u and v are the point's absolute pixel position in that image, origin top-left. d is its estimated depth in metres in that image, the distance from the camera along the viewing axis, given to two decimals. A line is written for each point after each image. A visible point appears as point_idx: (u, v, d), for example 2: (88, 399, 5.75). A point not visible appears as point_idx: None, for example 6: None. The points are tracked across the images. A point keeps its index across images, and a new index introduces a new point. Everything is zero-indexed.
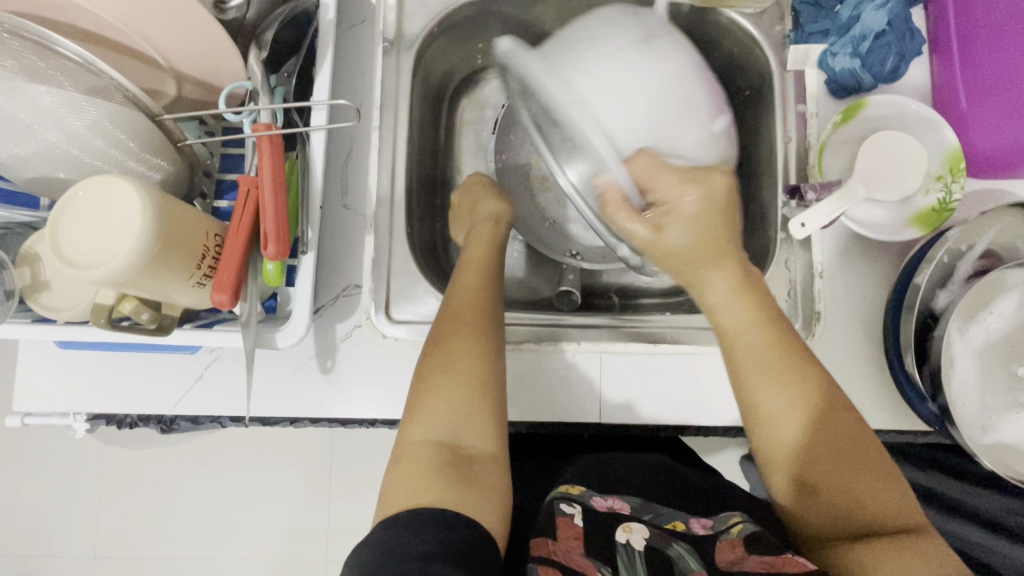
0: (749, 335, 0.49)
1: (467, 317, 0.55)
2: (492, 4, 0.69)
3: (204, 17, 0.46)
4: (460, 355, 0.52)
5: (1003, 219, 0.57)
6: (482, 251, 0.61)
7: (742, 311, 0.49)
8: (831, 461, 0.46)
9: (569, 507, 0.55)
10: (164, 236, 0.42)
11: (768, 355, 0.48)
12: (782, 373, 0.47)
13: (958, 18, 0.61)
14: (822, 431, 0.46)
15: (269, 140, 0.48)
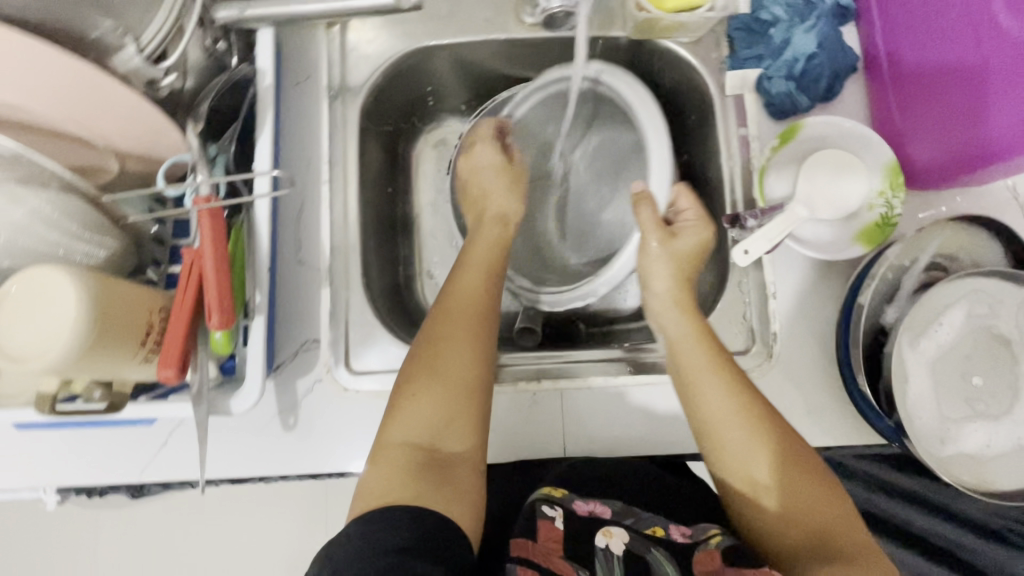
0: (699, 360, 0.56)
1: (469, 319, 0.58)
2: (435, 50, 0.70)
3: (136, 98, 0.47)
4: (455, 355, 0.55)
5: (944, 231, 0.58)
6: (489, 252, 0.64)
7: (693, 340, 0.57)
8: (783, 467, 0.50)
9: (550, 510, 0.53)
10: (103, 322, 0.43)
11: (717, 377, 0.54)
12: (720, 375, 0.54)
13: (885, 36, 0.62)
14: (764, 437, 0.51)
15: (209, 213, 0.49)
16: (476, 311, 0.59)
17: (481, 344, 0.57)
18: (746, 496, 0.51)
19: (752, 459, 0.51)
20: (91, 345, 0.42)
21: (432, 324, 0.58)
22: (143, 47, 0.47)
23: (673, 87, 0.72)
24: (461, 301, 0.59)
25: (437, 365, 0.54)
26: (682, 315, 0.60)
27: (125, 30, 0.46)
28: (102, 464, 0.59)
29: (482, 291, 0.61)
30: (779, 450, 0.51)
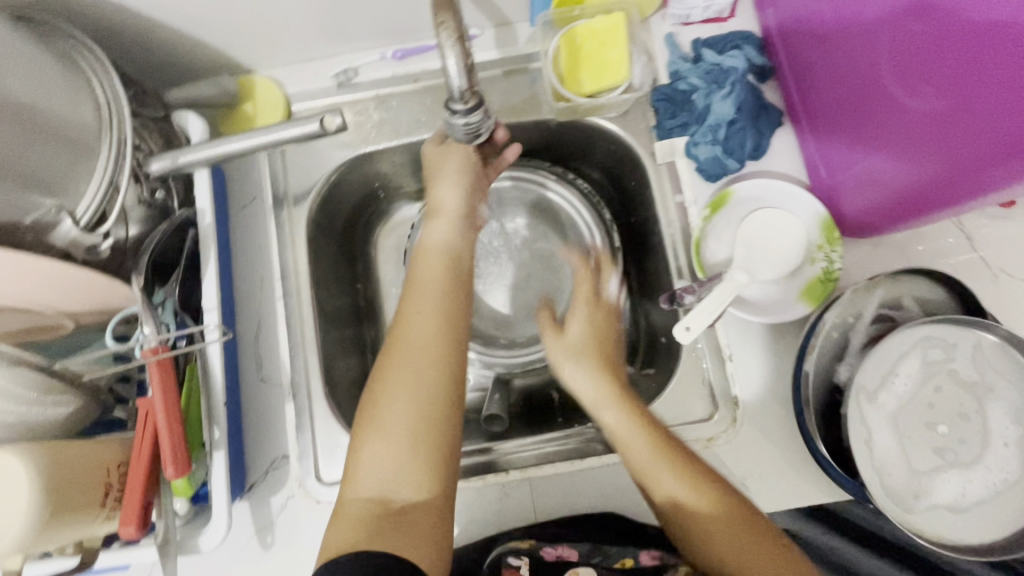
0: (620, 426, 0.59)
1: (423, 353, 0.55)
2: (374, 152, 0.73)
3: (78, 268, 0.50)
4: (408, 395, 0.53)
5: (886, 283, 0.58)
6: (441, 261, 0.61)
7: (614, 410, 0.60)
8: (707, 514, 0.54)
9: (517, 559, 0.57)
10: (57, 498, 0.45)
11: (638, 433, 0.58)
12: (679, 472, 0.55)
13: (798, 90, 0.64)
14: (680, 489, 0.55)
15: (158, 365, 0.51)
16: (434, 344, 0.56)
17: (439, 379, 0.55)
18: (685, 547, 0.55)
19: (680, 505, 0.55)
20: (48, 520, 0.44)
21: (384, 364, 0.56)
22: (79, 218, 0.51)
23: (609, 157, 0.74)
24: (414, 336, 0.56)
25: (389, 404, 0.53)
26: (602, 378, 0.63)
27: (61, 207, 0.49)
28: None
29: (438, 322, 0.57)
30: (699, 498, 0.55)
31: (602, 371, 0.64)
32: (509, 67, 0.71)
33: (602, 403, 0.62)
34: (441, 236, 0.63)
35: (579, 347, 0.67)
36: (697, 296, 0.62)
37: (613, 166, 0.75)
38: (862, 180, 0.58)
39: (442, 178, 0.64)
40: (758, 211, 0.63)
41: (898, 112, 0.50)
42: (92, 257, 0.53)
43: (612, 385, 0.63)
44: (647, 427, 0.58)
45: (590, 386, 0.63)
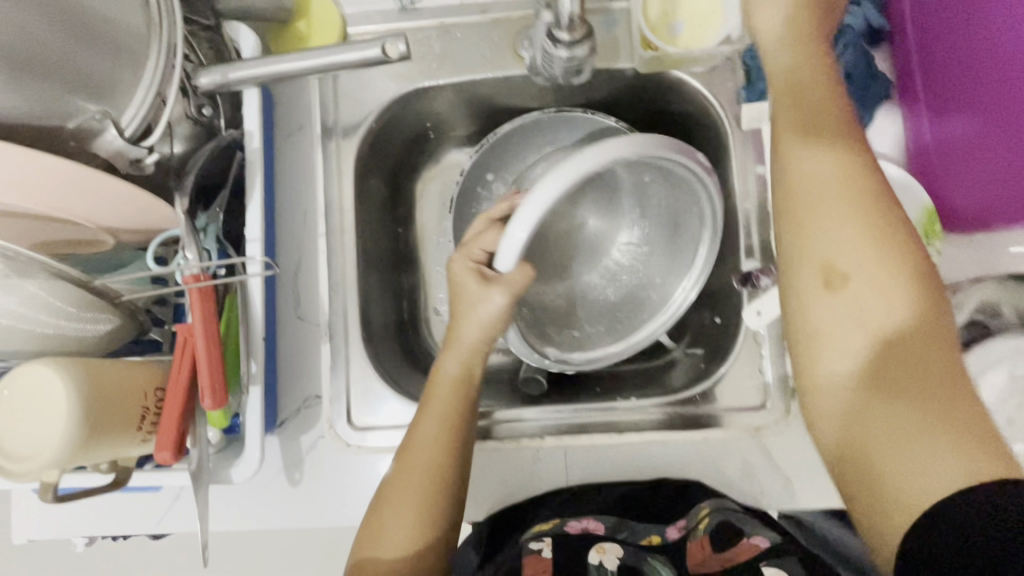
0: (831, 207, 0.41)
1: (422, 476, 0.54)
2: (430, 89, 0.68)
3: (126, 188, 0.47)
4: (403, 509, 0.54)
5: (983, 288, 0.54)
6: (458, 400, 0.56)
7: (850, 191, 0.41)
8: (909, 376, 0.37)
9: (538, 542, 0.59)
10: (96, 415, 0.44)
11: (863, 234, 0.40)
12: (876, 237, 0.40)
13: (919, 53, 0.55)
14: (903, 342, 0.38)
15: (199, 293, 0.49)
16: (438, 467, 0.54)
17: (441, 484, 0.54)
18: (825, 375, 0.40)
19: (849, 341, 0.39)
20: (86, 439, 0.44)
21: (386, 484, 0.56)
22: (124, 129, 0.47)
23: (685, 116, 0.68)
24: (416, 458, 0.55)
25: (391, 520, 0.54)
26: (826, 142, 0.43)
27: (106, 115, 0.46)
28: (114, 518, 0.61)
29: (448, 445, 0.55)
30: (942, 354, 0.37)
31: (828, 116, 0.43)
32: (588, 6, 0.64)
33: (799, 174, 0.43)
34: (457, 362, 0.57)
35: (793, 68, 0.45)
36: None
37: (688, 126, 0.69)
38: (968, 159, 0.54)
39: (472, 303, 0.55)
40: None
41: None
42: (136, 171, 0.50)
43: (858, 157, 0.42)
44: (881, 230, 0.40)
45: (827, 160, 0.42)
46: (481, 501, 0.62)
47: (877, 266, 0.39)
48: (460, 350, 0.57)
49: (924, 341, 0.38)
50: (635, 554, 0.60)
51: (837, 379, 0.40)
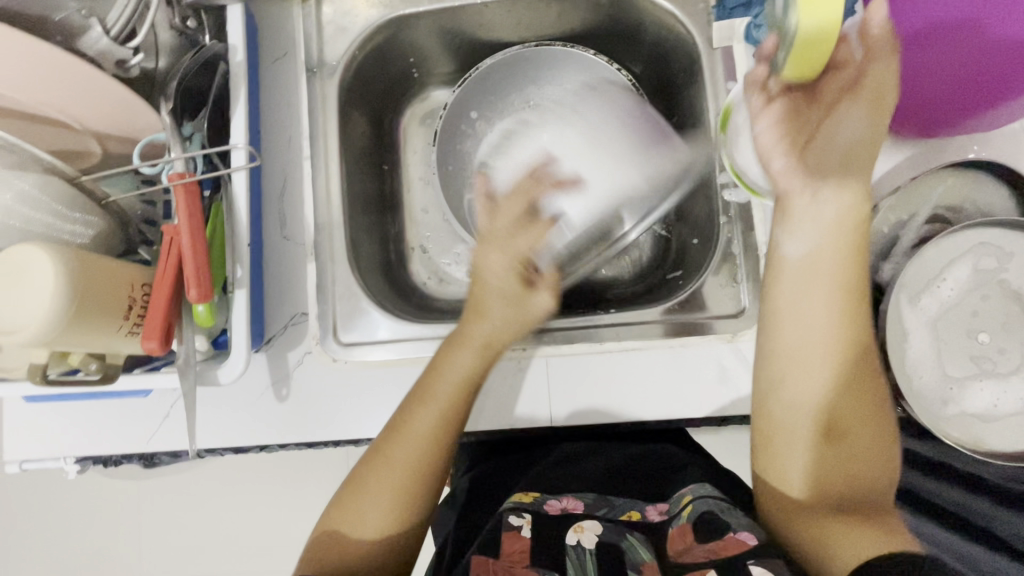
0: (815, 342, 0.51)
1: (421, 452, 0.56)
2: (411, 20, 0.69)
3: (112, 86, 0.48)
4: (393, 469, 0.56)
5: (945, 180, 0.56)
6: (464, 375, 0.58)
7: (836, 328, 0.50)
8: (857, 486, 0.50)
9: (518, 518, 0.57)
10: (83, 295, 0.45)
11: (838, 305, 0.50)
12: (851, 461, 0.51)
13: None
14: (856, 437, 0.51)
15: (183, 189, 0.51)
16: (434, 449, 0.57)
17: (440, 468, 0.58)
18: (779, 394, 0.52)
19: (812, 395, 0.51)
20: (70, 320, 0.44)
21: (372, 453, 0.57)
22: (109, 28, 0.48)
23: (660, 44, 0.70)
24: (410, 440, 0.57)
25: (381, 479, 0.56)
26: (817, 287, 0.50)
27: (91, 12, 0.47)
28: (109, 435, 0.62)
29: (442, 426, 0.57)
30: (872, 442, 0.51)
31: (848, 304, 0.50)
32: None
33: (783, 292, 0.52)
34: (470, 359, 0.58)
35: (801, 211, 0.50)
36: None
37: (663, 54, 0.71)
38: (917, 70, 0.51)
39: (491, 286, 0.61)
40: None
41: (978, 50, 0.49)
42: (121, 73, 0.51)
43: (853, 297, 0.50)
44: (852, 340, 0.50)
45: (820, 312, 0.50)
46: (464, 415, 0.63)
47: (835, 371, 0.51)
48: (476, 345, 0.59)
49: (864, 446, 0.51)
50: (615, 533, 0.56)
51: (800, 446, 0.51)
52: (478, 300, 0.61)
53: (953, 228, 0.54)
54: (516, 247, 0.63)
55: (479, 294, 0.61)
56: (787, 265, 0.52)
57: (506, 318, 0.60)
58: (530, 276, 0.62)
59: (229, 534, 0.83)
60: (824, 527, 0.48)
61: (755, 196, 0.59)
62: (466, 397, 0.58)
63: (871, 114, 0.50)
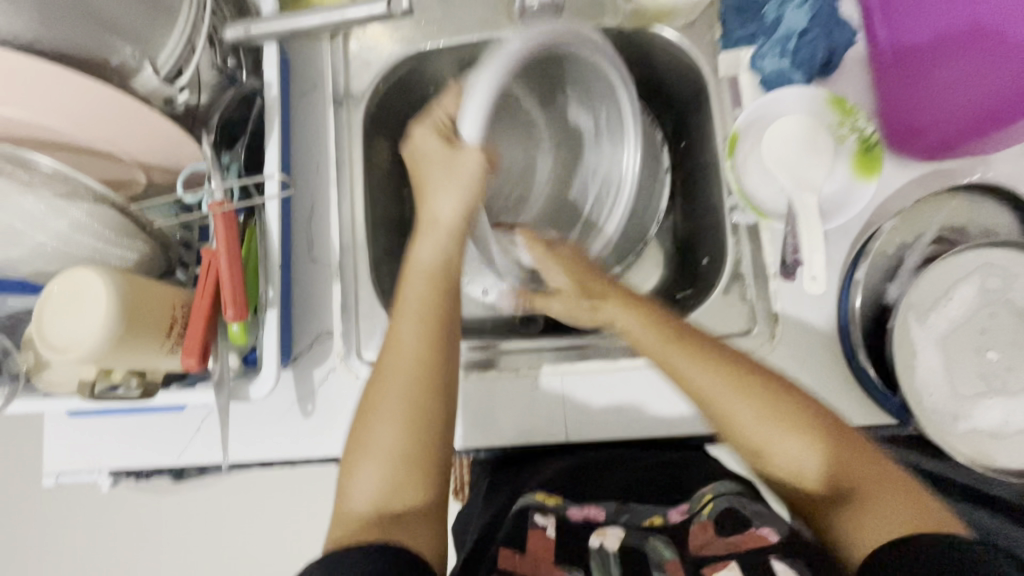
0: (717, 377, 0.53)
1: (415, 366, 0.54)
2: (430, 53, 0.73)
3: (160, 121, 0.52)
4: (397, 385, 0.53)
5: (949, 203, 0.59)
6: (438, 270, 0.58)
7: (720, 384, 0.53)
8: (860, 469, 0.50)
9: (542, 517, 0.59)
10: (129, 316, 0.48)
11: (736, 393, 0.53)
12: (782, 421, 0.52)
13: (882, 16, 0.62)
14: (847, 454, 0.51)
15: (221, 215, 0.54)
16: (426, 354, 0.54)
17: (435, 377, 0.54)
18: (777, 453, 0.52)
19: (797, 439, 0.51)
20: (118, 340, 0.48)
21: (368, 392, 0.54)
22: (159, 69, 0.52)
23: (670, 72, 0.73)
24: (400, 358, 0.54)
25: (389, 398, 0.53)
26: (689, 347, 0.55)
27: (143, 54, 0.51)
28: (143, 448, 0.65)
29: (430, 335, 0.55)
30: (799, 443, 0.51)
31: (681, 342, 0.55)
32: None
33: (666, 361, 0.55)
34: (431, 251, 0.59)
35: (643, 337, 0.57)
36: (798, 248, 0.59)
37: (673, 82, 0.74)
38: (944, 90, 0.59)
39: (438, 166, 0.59)
40: (768, 136, 0.62)
41: (961, 90, 0.58)
42: (168, 109, 0.55)
43: (704, 351, 0.55)
44: (768, 400, 0.53)
45: (702, 375, 0.54)
46: (481, 431, 0.65)
47: (771, 414, 0.52)
48: (439, 234, 0.59)
49: (849, 453, 0.51)
50: (639, 535, 0.57)
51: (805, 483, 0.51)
52: (431, 184, 0.59)
53: (954, 249, 0.56)
54: (435, 116, 0.60)
55: (426, 173, 0.60)
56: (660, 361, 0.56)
57: (460, 196, 0.58)
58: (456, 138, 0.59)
59: (250, 547, 0.85)
60: (857, 523, 0.48)
61: (763, 219, 0.61)
62: (445, 297, 0.57)
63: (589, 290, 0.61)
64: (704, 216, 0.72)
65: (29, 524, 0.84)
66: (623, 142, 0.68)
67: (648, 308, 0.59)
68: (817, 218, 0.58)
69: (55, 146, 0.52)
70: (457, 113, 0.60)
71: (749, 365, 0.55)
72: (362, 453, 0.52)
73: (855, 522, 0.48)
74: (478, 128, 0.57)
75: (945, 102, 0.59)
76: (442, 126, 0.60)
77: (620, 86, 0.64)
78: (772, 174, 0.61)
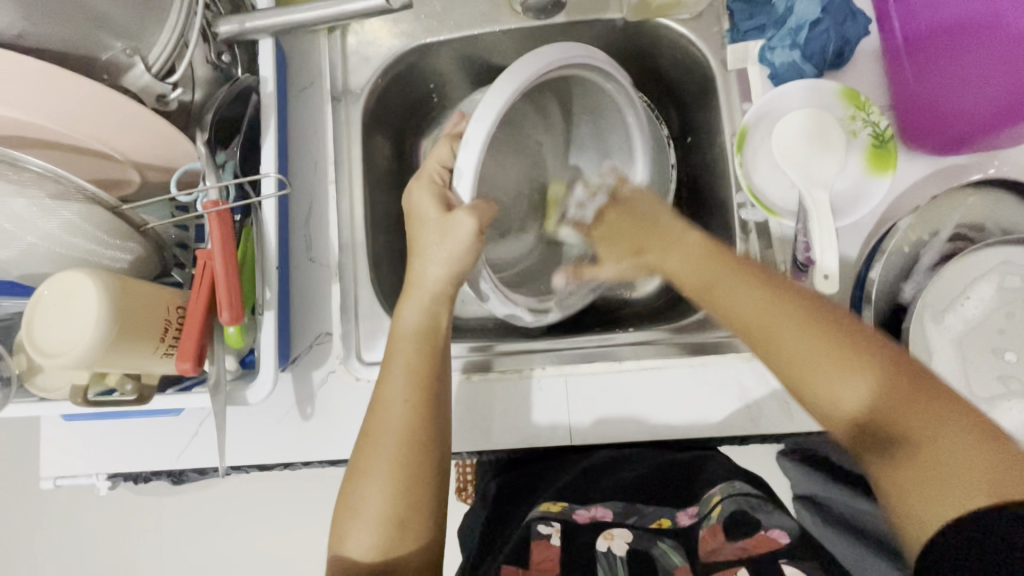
0: (801, 338, 0.46)
1: (400, 445, 0.52)
2: (430, 47, 0.71)
3: (151, 118, 0.51)
4: (382, 475, 0.52)
5: (965, 199, 0.57)
6: (427, 325, 0.56)
7: (759, 297, 0.49)
8: (925, 424, 0.41)
9: (546, 527, 0.60)
10: (122, 320, 0.47)
11: (804, 335, 0.46)
12: (844, 366, 0.44)
13: (896, 6, 0.60)
14: (921, 416, 0.42)
15: (216, 215, 0.52)
16: (413, 425, 0.53)
17: (424, 467, 0.53)
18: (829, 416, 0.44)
19: (859, 388, 0.43)
20: (110, 344, 0.46)
21: (358, 449, 0.54)
22: (151, 65, 0.51)
23: (677, 65, 0.71)
24: (385, 429, 0.53)
25: (373, 483, 0.52)
26: (767, 297, 0.49)
27: (134, 50, 0.49)
28: (140, 451, 0.64)
29: (417, 405, 0.54)
30: (860, 399, 0.43)
31: (782, 300, 0.48)
32: None
33: (774, 326, 0.47)
34: (418, 313, 0.56)
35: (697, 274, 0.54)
36: (810, 247, 0.57)
37: (679, 76, 0.72)
38: (985, 64, 0.54)
39: (430, 229, 0.55)
40: (778, 133, 0.60)
41: (981, 82, 0.55)
42: (161, 107, 0.54)
43: (738, 267, 0.52)
44: (809, 311, 0.47)
45: (745, 297, 0.50)
46: (483, 434, 0.63)
47: (848, 372, 0.44)
48: (425, 300, 0.57)
49: (920, 414, 0.43)
50: (646, 539, 0.60)
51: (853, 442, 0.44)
52: (422, 248, 0.56)
53: (970, 249, 0.54)
54: (429, 171, 0.57)
55: (419, 238, 0.56)
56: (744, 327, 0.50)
57: (452, 261, 0.55)
58: (450, 196, 0.55)
59: (250, 550, 0.85)
60: (908, 493, 0.39)
61: (773, 217, 0.60)
62: (433, 369, 0.55)
63: (685, 254, 0.55)
64: (712, 213, 0.70)
65: (30, 525, 0.84)
66: (630, 156, 0.70)
67: (697, 238, 0.56)
68: (828, 215, 0.56)
69: (46, 145, 0.51)
70: (450, 164, 0.57)
71: (826, 316, 0.47)
72: (354, 493, 0.52)
73: (906, 492, 0.40)
74: (470, 189, 0.53)
75: (966, 95, 0.56)
76: (436, 180, 0.56)
77: (629, 101, 0.65)
78: (783, 170, 0.59)
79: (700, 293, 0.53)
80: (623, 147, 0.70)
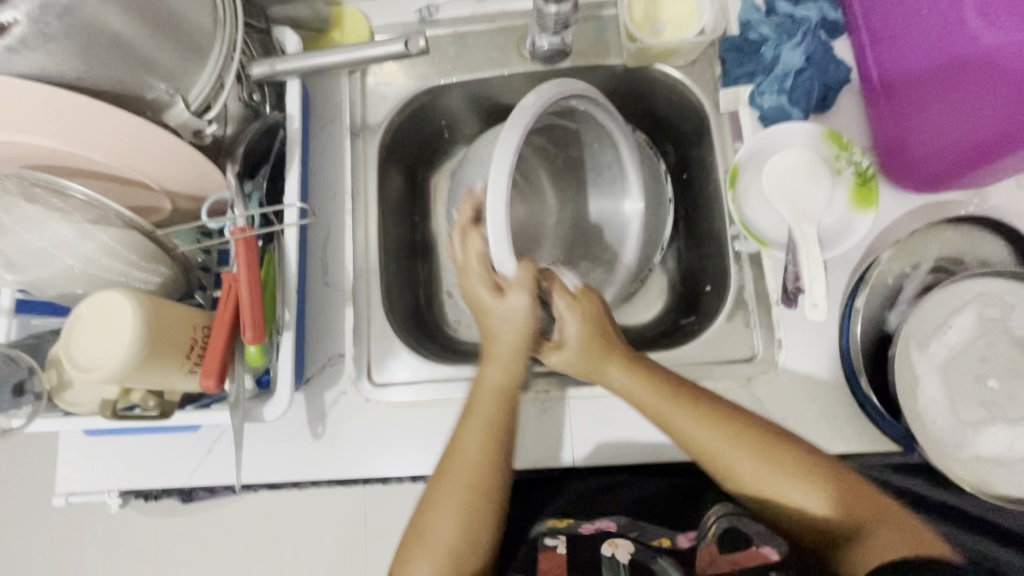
0: (721, 438, 0.57)
1: (469, 489, 0.56)
2: (443, 89, 0.77)
3: (187, 151, 0.55)
4: (452, 516, 0.55)
5: (944, 233, 0.61)
6: (505, 382, 0.60)
7: (713, 437, 0.57)
8: (860, 498, 0.54)
9: (552, 539, 0.61)
10: (153, 337, 0.50)
11: (709, 425, 0.57)
12: (773, 467, 0.55)
13: (874, 57, 0.66)
14: (848, 494, 0.54)
15: (244, 242, 0.56)
16: (488, 470, 0.57)
17: (488, 509, 0.56)
18: (778, 497, 0.55)
19: (804, 489, 0.55)
20: (140, 360, 0.49)
21: (432, 490, 0.58)
22: (190, 103, 0.55)
23: (672, 107, 0.76)
24: (461, 471, 0.57)
25: (438, 520, 0.56)
26: (683, 404, 0.58)
27: (176, 90, 0.54)
28: (153, 469, 0.66)
29: (492, 455, 0.57)
30: (797, 488, 0.55)
31: (680, 399, 0.58)
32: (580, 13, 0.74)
33: (668, 417, 0.58)
34: (500, 374, 0.61)
35: (582, 359, 0.61)
36: (799, 276, 0.61)
37: (675, 117, 0.77)
38: (934, 129, 0.59)
39: (496, 308, 0.60)
40: (767, 170, 0.64)
41: (942, 125, 0.58)
42: (196, 141, 0.58)
43: (702, 405, 0.58)
44: (764, 446, 0.56)
45: (699, 428, 0.57)
46: None
47: (772, 471, 0.55)
48: (505, 359, 0.61)
49: (847, 490, 0.54)
50: (647, 552, 0.59)
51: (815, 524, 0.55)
52: (494, 322, 0.61)
53: (950, 280, 0.58)
54: (451, 236, 0.63)
55: (490, 317, 0.61)
56: (663, 422, 0.59)
57: (519, 332, 0.60)
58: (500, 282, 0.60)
59: (251, 572, 0.85)
60: (868, 553, 0.51)
61: (765, 248, 0.63)
62: (509, 422, 0.59)
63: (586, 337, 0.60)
64: (707, 245, 0.74)
65: (35, 545, 0.85)
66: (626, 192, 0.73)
67: (649, 369, 0.60)
68: (816, 247, 0.60)
69: (89, 175, 0.55)
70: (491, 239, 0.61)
71: (734, 413, 0.58)
72: (423, 531, 0.56)
73: (867, 550, 0.51)
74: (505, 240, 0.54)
75: (933, 136, 0.59)
76: (503, 256, 0.60)
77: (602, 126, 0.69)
78: (773, 204, 0.63)
79: (589, 375, 0.61)
80: (619, 178, 0.73)
